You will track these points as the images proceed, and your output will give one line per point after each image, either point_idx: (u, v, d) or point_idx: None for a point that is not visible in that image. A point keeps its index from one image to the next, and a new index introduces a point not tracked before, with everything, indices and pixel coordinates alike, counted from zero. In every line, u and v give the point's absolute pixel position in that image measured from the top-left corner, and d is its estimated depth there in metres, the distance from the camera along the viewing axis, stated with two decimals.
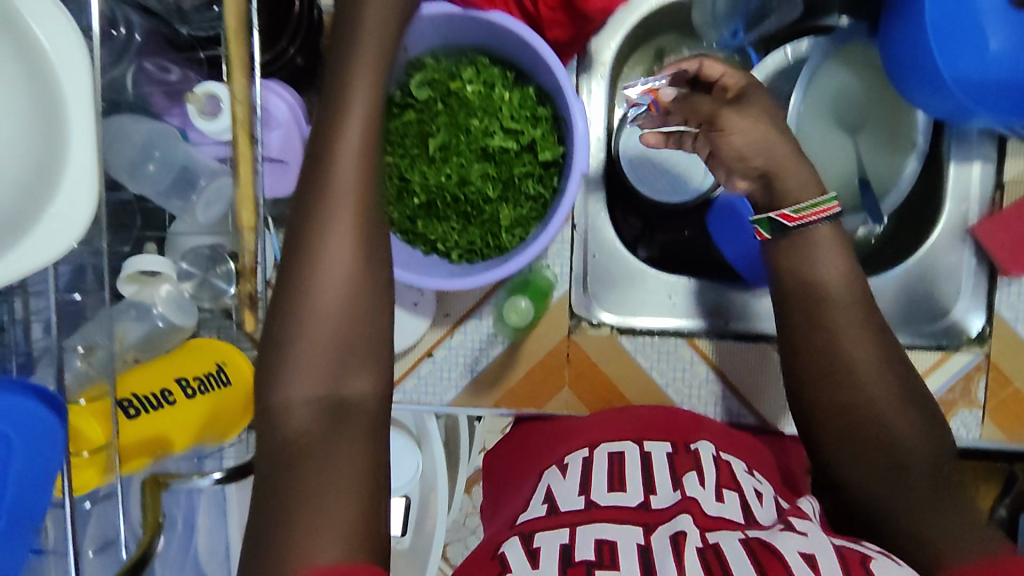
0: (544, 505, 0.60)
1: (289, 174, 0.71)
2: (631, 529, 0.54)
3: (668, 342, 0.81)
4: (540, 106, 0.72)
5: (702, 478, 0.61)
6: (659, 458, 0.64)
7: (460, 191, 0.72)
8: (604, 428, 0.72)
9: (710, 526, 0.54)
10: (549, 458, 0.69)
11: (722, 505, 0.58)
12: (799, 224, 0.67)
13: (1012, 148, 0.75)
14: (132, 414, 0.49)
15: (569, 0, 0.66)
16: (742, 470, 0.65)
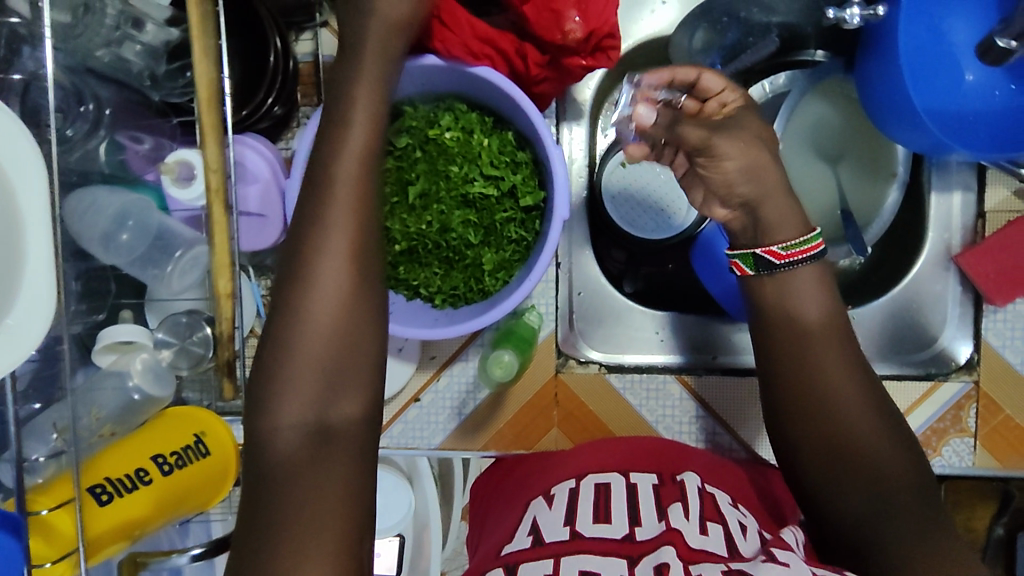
0: (529, 536, 0.60)
1: (269, 228, 0.70)
2: (615, 561, 0.55)
3: (656, 379, 0.81)
4: (519, 150, 0.72)
5: (687, 510, 0.61)
6: (645, 491, 0.65)
7: (442, 238, 0.72)
8: (591, 455, 0.72)
9: (693, 561, 0.54)
10: (535, 488, 0.69)
11: (706, 538, 0.58)
12: (786, 261, 0.65)
13: (992, 177, 0.75)
14: (103, 501, 0.48)
15: (556, 56, 0.67)
16: (726, 502, 0.66)
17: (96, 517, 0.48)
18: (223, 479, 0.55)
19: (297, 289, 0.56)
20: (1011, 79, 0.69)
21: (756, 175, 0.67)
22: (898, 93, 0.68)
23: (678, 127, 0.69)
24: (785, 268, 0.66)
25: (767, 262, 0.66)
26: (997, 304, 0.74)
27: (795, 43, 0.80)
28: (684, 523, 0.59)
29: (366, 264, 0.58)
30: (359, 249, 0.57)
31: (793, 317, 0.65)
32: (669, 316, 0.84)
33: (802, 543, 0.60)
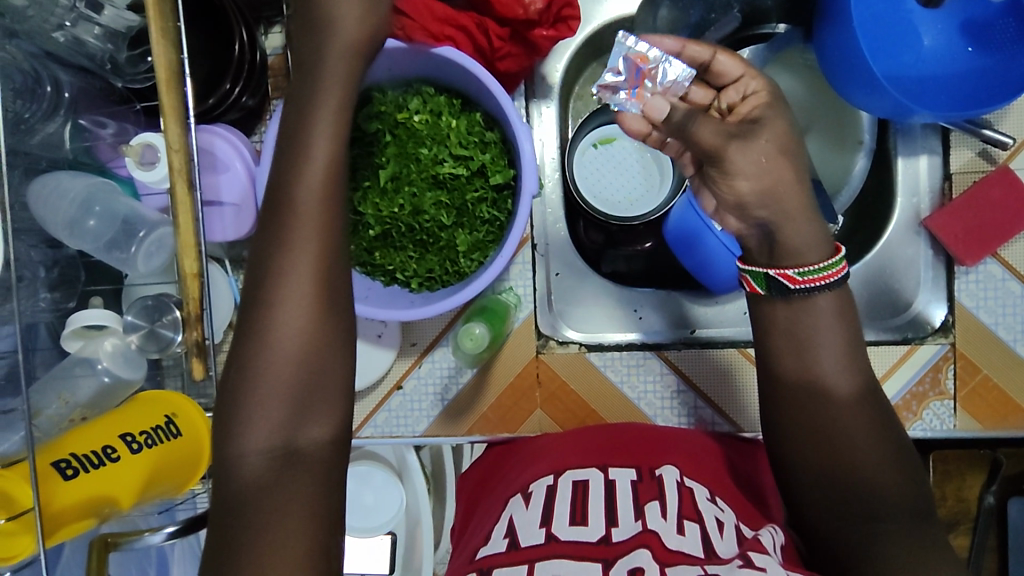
0: (505, 539, 0.60)
1: (242, 214, 0.70)
2: (589, 564, 0.55)
3: (635, 355, 0.81)
4: (488, 131, 0.72)
5: (664, 509, 0.62)
6: (622, 488, 0.65)
7: (415, 220, 0.72)
8: (571, 449, 0.72)
9: (670, 562, 0.55)
10: (513, 486, 0.70)
11: (683, 538, 0.59)
12: (802, 286, 0.63)
13: (956, 140, 0.76)
14: (69, 475, 0.46)
15: (516, 28, 0.70)
16: (704, 496, 0.65)
17: (59, 490, 0.46)
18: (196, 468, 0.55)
19: (271, 276, 0.57)
20: (967, 41, 0.71)
21: (773, 195, 0.64)
22: (853, 57, 0.69)
23: (693, 124, 0.64)
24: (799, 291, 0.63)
25: (781, 284, 0.63)
26: (965, 264, 0.75)
27: (756, 17, 0.80)
28: (661, 523, 0.60)
29: (329, 245, 0.59)
30: (323, 229, 0.58)
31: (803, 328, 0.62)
32: (649, 294, 0.84)
33: (779, 543, 0.61)
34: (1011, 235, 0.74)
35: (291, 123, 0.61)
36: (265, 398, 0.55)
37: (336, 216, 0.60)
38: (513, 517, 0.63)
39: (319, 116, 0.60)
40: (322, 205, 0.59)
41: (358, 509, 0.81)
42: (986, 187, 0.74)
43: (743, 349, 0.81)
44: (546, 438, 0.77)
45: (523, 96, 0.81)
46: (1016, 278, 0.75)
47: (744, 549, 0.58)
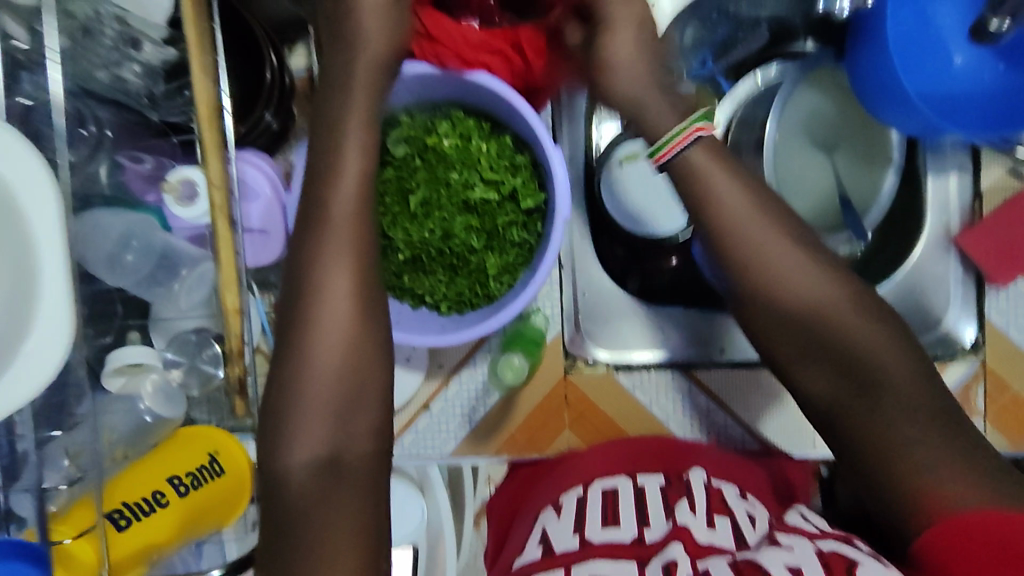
0: (539, 548, 0.61)
1: (271, 243, 0.70)
2: (624, 565, 0.56)
3: (664, 375, 0.82)
4: (518, 153, 0.72)
5: (693, 505, 0.63)
6: (650, 493, 0.66)
7: (446, 244, 0.72)
8: (599, 460, 0.74)
9: (702, 555, 0.56)
10: (544, 500, 0.71)
11: (712, 531, 0.60)
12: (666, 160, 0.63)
13: (987, 158, 0.76)
14: (122, 525, 0.50)
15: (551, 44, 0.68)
16: (733, 494, 0.67)
17: (117, 540, 0.50)
18: (238, 496, 0.56)
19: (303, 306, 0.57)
20: (1000, 59, 0.70)
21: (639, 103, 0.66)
22: (888, 77, 0.69)
23: None
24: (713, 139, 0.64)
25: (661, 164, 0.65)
26: (998, 282, 0.75)
27: (786, 34, 0.80)
28: (691, 517, 0.61)
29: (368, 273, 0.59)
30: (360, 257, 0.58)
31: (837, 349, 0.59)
32: (674, 313, 0.84)
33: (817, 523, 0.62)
34: None
35: (322, 153, 0.60)
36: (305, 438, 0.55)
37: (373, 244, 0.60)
38: (546, 526, 0.64)
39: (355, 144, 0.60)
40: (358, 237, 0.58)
41: None
42: (1022, 205, 0.74)
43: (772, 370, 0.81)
44: (573, 455, 0.77)
45: (551, 116, 0.82)
46: None
47: (773, 534, 0.59)
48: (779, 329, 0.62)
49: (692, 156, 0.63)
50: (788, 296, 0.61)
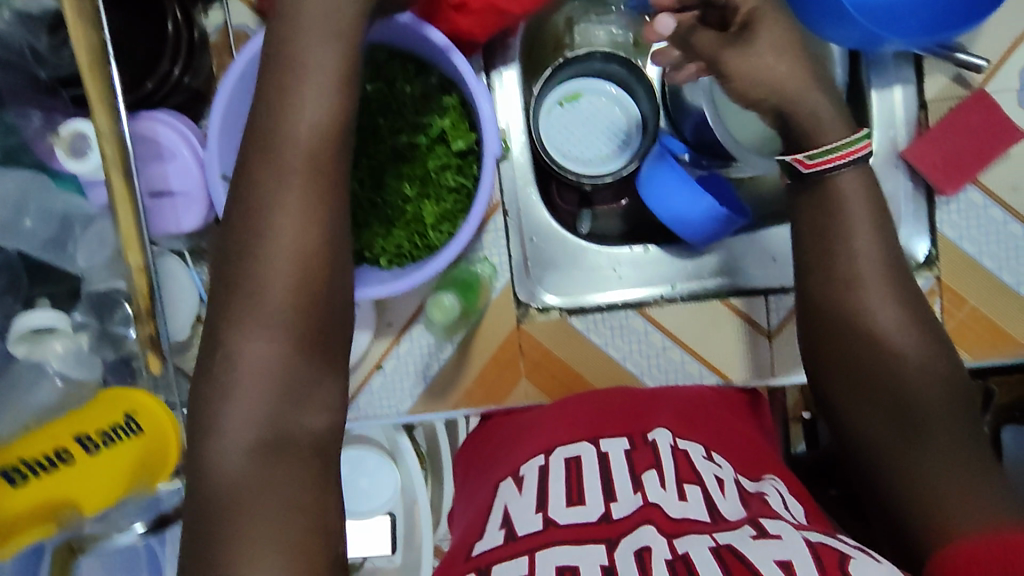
0: (501, 530, 0.58)
1: (195, 204, 0.69)
2: (592, 549, 0.52)
3: (618, 315, 0.79)
4: (446, 94, 0.69)
5: (662, 477, 0.59)
6: (616, 459, 0.62)
7: (377, 195, 0.70)
8: (558, 424, 0.69)
9: (676, 532, 0.53)
10: (507, 466, 0.67)
11: (684, 504, 0.56)
12: (818, 169, 0.59)
13: (930, 67, 0.73)
14: (19, 481, 0.50)
15: None
16: (700, 455, 0.63)
17: (11, 496, 0.50)
18: (163, 467, 0.54)
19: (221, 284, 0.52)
20: None
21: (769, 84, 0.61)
22: None
23: None
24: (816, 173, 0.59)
25: (797, 170, 0.60)
26: (946, 194, 0.73)
27: None
28: (661, 493, 0.57)
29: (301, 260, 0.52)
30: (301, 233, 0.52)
31: (905, 402, 0.54)
32: (627, 252, 0.82)
33: (789, 496, 0.61)
34: (990, 160, 0.72)
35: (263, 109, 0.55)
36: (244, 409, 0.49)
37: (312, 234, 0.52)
38: (508, 505, 0.60)
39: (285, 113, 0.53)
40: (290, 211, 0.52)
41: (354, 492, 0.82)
42: (965, 113, 0.72)
43: (727, 300, 0.78)
44: (538, 413, 0.74)
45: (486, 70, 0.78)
46: (998, 205, 0.73)
47: (754, 515, 0.56)
48: (847, 366, 0.57)
49: (844, 178, 0.59)
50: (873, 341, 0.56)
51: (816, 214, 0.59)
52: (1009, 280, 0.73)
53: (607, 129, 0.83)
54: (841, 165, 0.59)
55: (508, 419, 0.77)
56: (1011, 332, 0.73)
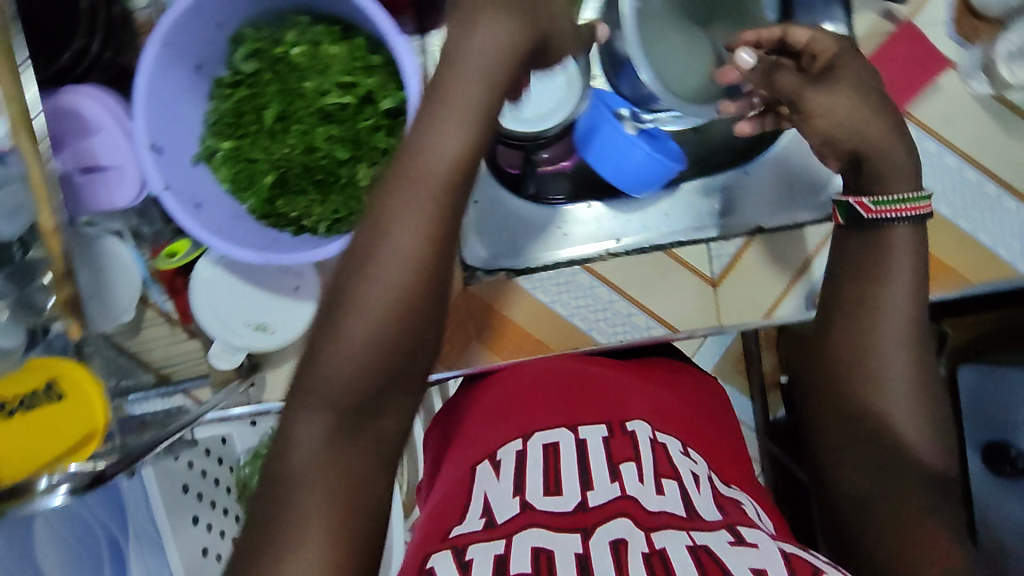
0: (482, 520, 0.51)
1: (127, 178, 0.68)
2: (567, 536, 0.49)
3: (565, 272, 0.80)
4: (372, 54, 0.68)
5: (641, 470, 0.54)
6: (595, 447, 0.57)
7: (308, 159, 0.70)
8: (535, 403, 0.64)
9: (654, 526, 0.50)
10: (482, 446, 0.61)
11: (663, 498, 0.52)
12: (879, 217, 0.55)
13: (859, 3, 0.73)
14: None
15: None
16: (678, 450, 0.58)
17: None
18: (90, 421, 0.58)
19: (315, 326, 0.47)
20: None
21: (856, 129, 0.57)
22: None
23: None
24: (873, 223, 0.56)
25: (854, 211, 0.56)
26: None
27: None
28: (639, 487, 0.53)
29: (398, 324, 0.46)
30: (392, 301, 0.45)
31: (887, 439, 0.53)
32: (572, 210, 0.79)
33: (759, 509, 0.58)
34: (919, 91, 0.72)
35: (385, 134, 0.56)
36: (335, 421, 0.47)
37: (424, 310, 0.46)
38: (486, 491, 0.54)
39: (415, 153, 0.47)
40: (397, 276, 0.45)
41: None
42: (892, 44, 0.72)
43: (670, 252, 0.79)
44: (520, 378, 0.68)
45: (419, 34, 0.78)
46: (933, 137, 0.72)
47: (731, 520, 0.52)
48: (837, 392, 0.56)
49: (896, 234, 0.55)
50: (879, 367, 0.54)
51: (863, 253, 0.56)
52: (947, 211, 0.74)
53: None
54: (902, 215, 0.55)
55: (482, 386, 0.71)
56: (947, 263, 0.75)
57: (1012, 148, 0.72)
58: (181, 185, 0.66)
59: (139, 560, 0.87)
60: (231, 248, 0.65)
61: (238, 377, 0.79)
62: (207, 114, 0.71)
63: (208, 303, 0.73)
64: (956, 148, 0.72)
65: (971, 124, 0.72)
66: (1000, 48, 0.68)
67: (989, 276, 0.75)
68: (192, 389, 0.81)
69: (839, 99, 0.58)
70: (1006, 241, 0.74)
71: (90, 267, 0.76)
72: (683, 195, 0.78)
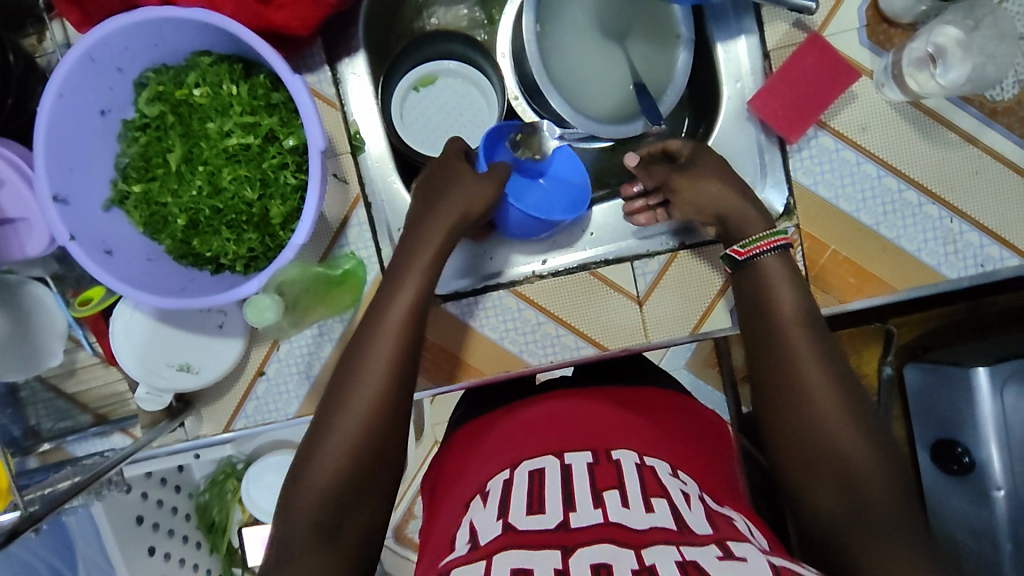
0: (467, 545, 0.51)
1: (36, 229, 0.69)
2: (546, 553, 0.46)
3: (491, 296, 0.79)
4: (274, 91, 0.69)
5: (625, 497, 0.52)
6: (579, 472, 0.56)
7: (215, 200, 0.69)
8: (521, 441, 0.65)
9: (643, 544, 0.47)
10: (471, 487, 0.62)
11: (653, 515, 0.50)
12: (749, 256, 0.63)
13: (769, 14, 0.72)
14: None
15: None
16: (666, 472, 0.57)
17: None
18: None
19: (327, 401, 0.58)
20: None
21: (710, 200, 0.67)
22: None
23: None
24: (749, 262, 0.64)
25: (734, 259, 0.65)
26: (791, 142, 0.72)
27: None
28: (625, 511, 0.50)
29: (387, 402, 0.56)
30: (387, 387, 0.57)
31: (835, 471, 0.54)
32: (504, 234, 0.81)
33: (753, 526, 0.55)
34: (831, 101, 0.71)
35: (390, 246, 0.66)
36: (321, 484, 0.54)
37: (410, 387, 0.58)
38: (473, 520, 0.54)
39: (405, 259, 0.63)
40: (390, 360, 0.58)
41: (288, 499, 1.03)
42: (800, 57, 0.71)
43: (593, 270, 0.78)
44: (516, 420, 0.70)
45: (329, 64, 0.77)
46: (850, 146, 0.72)
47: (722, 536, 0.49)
48: (790, 432, 0.56)
49: (768, 263, 0.63)
50: (803, 405, 0.56)
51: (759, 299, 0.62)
52: (867, 220, 0.72)
53: (463, 112, 0.83)
54: (765, 249, 0.63)
55: (485, 424, 0.73)
56: (873, 272, 0.73)
57: (932, 154, 0.71)
58: (90, 232, 0.66)
59: None
60: (139, 293, 0.64)
61: (168, 417, 0.78)
62: (117, 160, 0.70)
63: (127, 346, 0.73)
64: (874, 157, 0.72)
65: (889, 131, 0.71)
66: (907, 55, 0.67)
67: (916, 282, 0.73)
68: (128, 427, 0.80)
69: (704, 182, 0.67)
70: (929, 245, 0.72)
71: (10, 316, 0.74)
72: (603, 215, 0.81)
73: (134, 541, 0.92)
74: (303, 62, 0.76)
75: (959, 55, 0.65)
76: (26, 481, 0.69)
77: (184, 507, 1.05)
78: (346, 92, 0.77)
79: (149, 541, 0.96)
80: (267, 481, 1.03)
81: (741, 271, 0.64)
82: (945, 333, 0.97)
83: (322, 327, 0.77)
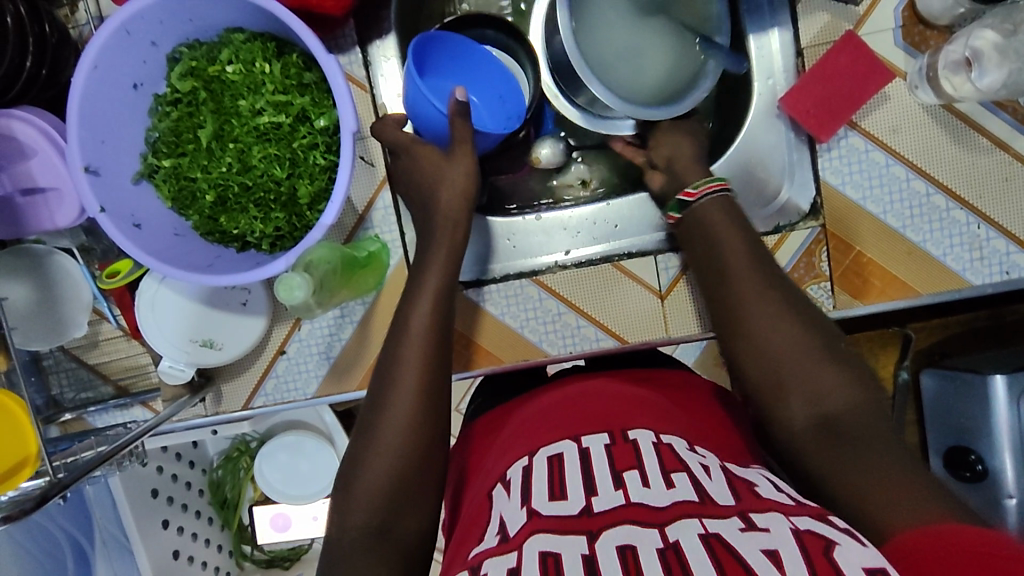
0: (496, 537, 0.51)
1: (66, 200, 0.70)
2: (572, 539, 0.47)
3: (513, 284, 0.79)
4: (307, 71, 0.70)
5: (644, 476, 0.52)
6: (597, 455, 0.56)
7: (245, 177, 0.70)
8: (539, 423, 0.65)
9: (668, 520, 0.47)
10: (492, 475, 0.62)
11: (674, 487, 0.51)
12: (693, 196, 0.68)
13: (804, 10, 0.72)
14: None
15: None
16: (684, 447, 0.58)
17: None
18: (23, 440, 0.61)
19: (370, 397, 0.59)
20: None
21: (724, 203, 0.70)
22: None
23: None
24: (699, 202, 0.68)
25: (684, 203, 0.69)
26: (822, 141, 0.72)
27: None
28: (649, 488, 0.51)
29: (422, 383, 0.58)
30: (419, 372, 0.59)
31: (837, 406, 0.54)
32: (520, 221, 0.83)
33: (781, 484, 0.55)
34: (863, 101, 0.71)
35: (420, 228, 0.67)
36: (368, 471, 0.55)
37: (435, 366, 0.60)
38: (501, 514, 0.53)
39: None
40: (416, 340, 0.60)
41: (301, 476, 1.04)
42: (835, 55, 0.71)
43: (617, 262, 0.78)
44: (533, 406, 0.70)
45: (361, 47, 0.77)
46: (879, 148, 0.72)
47: (749, 507, 0.49)
48: (771, 389, 0.57)
49: (707, 204, 0.67)
50: (774, 339, 0.58)
51: (702, 257, 0.65)
52: (894, 223, 0.72)
53: None
54: (711, 190, 0.67)
55: (508, 410, 0.73)
56: (897, 272, 0.73)
57: (964, 156, 0.71)
58: (119, 206, 0.66)
59: (105, 562, 0.93)
60: (165, 266, 0.64)
61: (189, 392, 0.78)
62: (148, 134, 0.71)
63: (153, 320, 0.74)
64: (904, 158, 0.71)
65: (921, 133, 0.71)
66: (944, 57, 0.66)
67: (939, 287, 0.72)
68: (148, 401, 0.81)
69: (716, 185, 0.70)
70: (955, 250, 0.72)
71: (35, 284, 0.76)
72: (625, 209, 0.82)
73: (151, 515, 0.94)
74: (336, 43, 0.76)
75: (995, 60, 0.65)
76: (51, 448, 0.70)
77: (198, 483, 1.06)
78: (378, 75, 0.78)
79: (163, 514, 0.96)
80: (280, 460, 1.04)
81: (688, 212, 0.68)
82: (963, 339, 0.97)
83: (344, 309, 0.78)
